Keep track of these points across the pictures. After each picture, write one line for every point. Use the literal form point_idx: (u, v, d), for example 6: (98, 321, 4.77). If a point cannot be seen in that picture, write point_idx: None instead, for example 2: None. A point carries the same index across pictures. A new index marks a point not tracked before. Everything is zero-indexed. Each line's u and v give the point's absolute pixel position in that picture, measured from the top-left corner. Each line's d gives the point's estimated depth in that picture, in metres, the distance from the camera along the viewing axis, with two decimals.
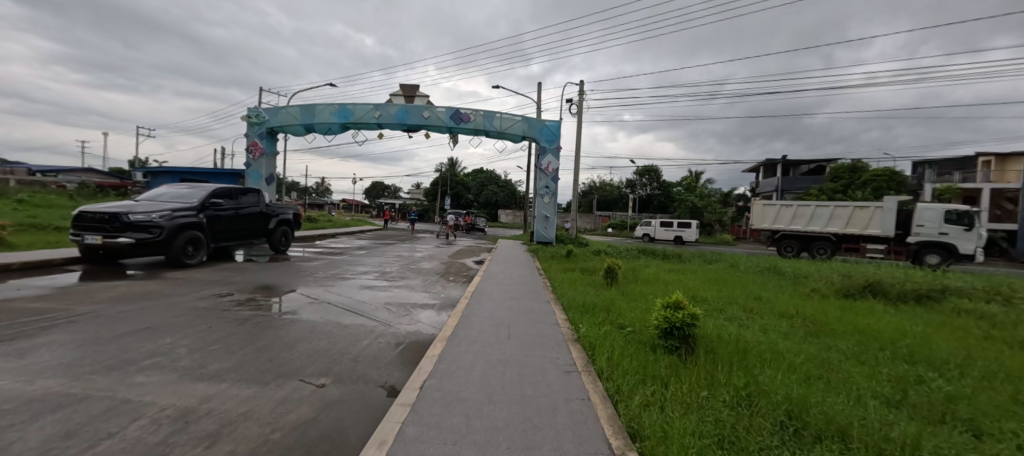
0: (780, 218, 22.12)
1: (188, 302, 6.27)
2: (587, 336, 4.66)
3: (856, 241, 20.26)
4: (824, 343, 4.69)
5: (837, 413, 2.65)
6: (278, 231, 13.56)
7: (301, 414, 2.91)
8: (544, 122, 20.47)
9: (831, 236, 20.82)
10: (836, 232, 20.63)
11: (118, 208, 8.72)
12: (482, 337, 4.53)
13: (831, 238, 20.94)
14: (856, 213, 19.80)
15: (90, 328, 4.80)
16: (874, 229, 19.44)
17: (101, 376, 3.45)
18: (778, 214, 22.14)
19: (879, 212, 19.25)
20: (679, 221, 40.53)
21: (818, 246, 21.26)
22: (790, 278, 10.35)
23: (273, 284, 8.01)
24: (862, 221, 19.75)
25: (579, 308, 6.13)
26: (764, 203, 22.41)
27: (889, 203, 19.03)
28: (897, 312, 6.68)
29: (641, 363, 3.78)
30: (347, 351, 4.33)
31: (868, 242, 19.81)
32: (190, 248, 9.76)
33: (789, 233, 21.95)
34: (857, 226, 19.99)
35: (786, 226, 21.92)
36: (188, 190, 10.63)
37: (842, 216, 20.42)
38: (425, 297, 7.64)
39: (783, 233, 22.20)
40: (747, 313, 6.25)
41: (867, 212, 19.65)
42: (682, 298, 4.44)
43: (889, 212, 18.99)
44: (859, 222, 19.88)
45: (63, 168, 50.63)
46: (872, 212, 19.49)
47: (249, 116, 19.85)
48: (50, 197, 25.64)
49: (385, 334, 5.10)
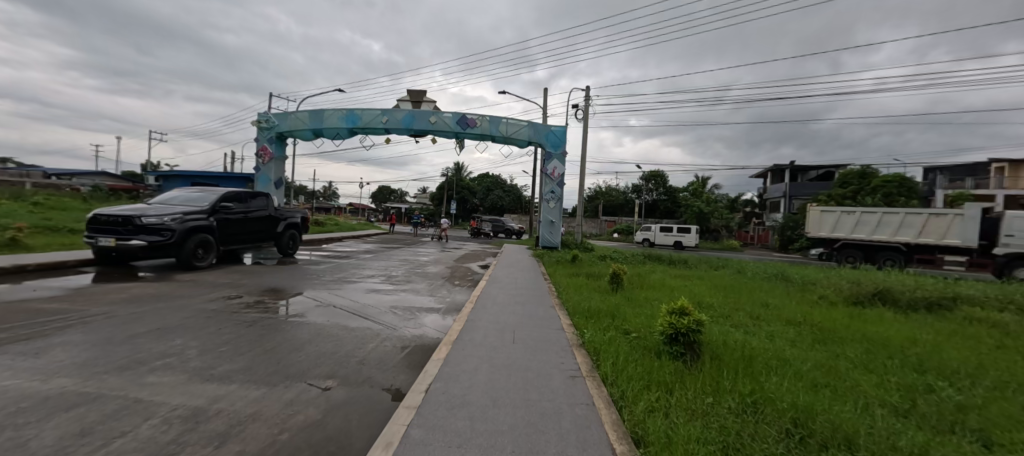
0: (841, 226, 21.94)
1: (196, 304, 6.36)
2: (592, 341, 4.65)
3: (931, 252, 19.48)
4: (829, 350, 4.65)
5: (843, 421, 2.63)
6: (286, 234, 13.73)
7: (308, 415, 2.95)
8: (550, 127, 20.55)
9: (900, 246, 20.20)
10: (907, 241, 20.07)
11: (131, 212, 8.92)
12: (487, 341, 4.56)
13: (902, 248, 20.30)
14: (931, 221, 19.27)
15: (103, 329, 4.89)
16: (952, 238, 18.64)
17: (115, 376, 3.52)
18: (841, 222, 21.92)
19: (957, 220, 18.47)
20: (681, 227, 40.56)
21: (885, 256, 20.72)
22: (798, 284, 10.27)
23: (280, 287, 8.11)
24: (938, 229, 19.12)
25: (583, 313, 6.12)
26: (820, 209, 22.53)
27: (971, 210, 18.20)
28: (908, 320, 6.61)
29: (645, 368, 3.79)
30: (354, 354, 4.38)
31: (946, 253, 18.95)
32: (200, 250, 9.90)
33: (852, 242, 21.67)
34: (931, 235, 19.32)
35: (849, 235, 21.76)
36: (199, 194, 10.82)
37: (913, 224, 19.92)
38: (430, 301, 7.69)
39: (845, 242, 21.95)
40: (753, 319, 6.20)
41: (944, 220, 18.97)
42: (687, 304, 4.43)
43: (970, 221, 18.17)
44: (934, 230, 19.21)
45: (77, 170, 51.62)
46: (950, 220, 18.77)
47: (259, 120, 20.17)
48: (65, 200, 26.19)
49: (390, 337, 5.14)
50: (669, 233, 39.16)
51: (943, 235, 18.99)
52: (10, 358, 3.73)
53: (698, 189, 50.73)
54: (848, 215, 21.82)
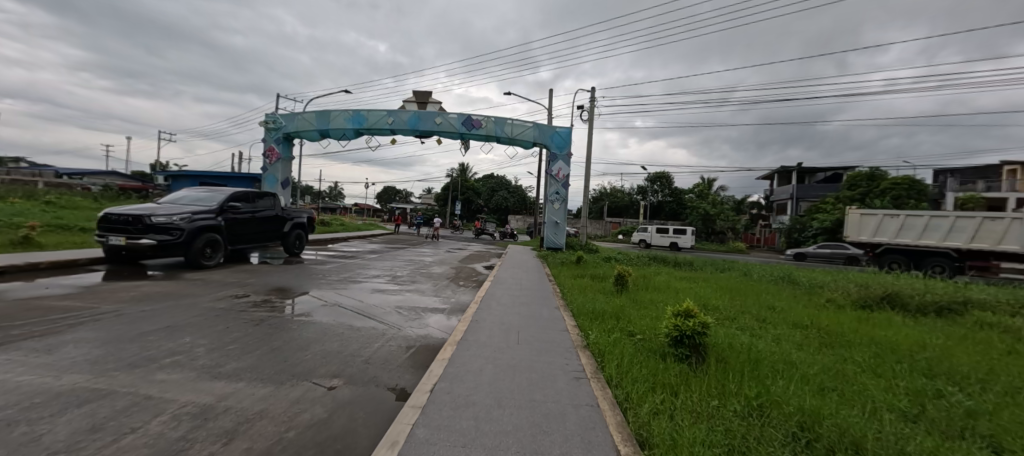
0: (883, 230, 19.76)
1: (205, 302, 6.45)
2: (597, 342, 4.66)
3: (985, 258, 17.66)
4: (836, 353, 4.63)
5: (851, 426, 2.61)
6: (292, 234, 13.85)
7: (315, 414, 2.98)
8: (555, 129, 20.53)
9: (950, 252, 18.18)
10: (958, 247, 18.03)
11: (141, 211, 9.05)
12: (492, 342, 4.57)
13: (951, 254, 18.26)
14: (986, 226, 17.27)
15: (113, 327, 4.96)
16: (1011, 244, 16.92)
17: (124, 373, 3.58)
18: (883, 227, 19.74)
19: (1016, 225, 16.67)
20: (677, 228, 40.32)
21: (932, 263, 18.64)
22: (805, 288, 10.11)
23: (286, 286, 8.20)
24: (995, 235, 17.19)
25: (589, 315, 6.10)
26: (861, 212, 20.27)
27: None
28: (917, 324, 6.50)
29: (650, 370, 3.79)
30: (359, 353, 4.41)
31: (1001, 259, 17.37)
32: (208, 250, 10.01)
33: (895, 247, 19.52)
34: (985, 240, 17.48)
35: (893, 240, 19.56)
36: (207, 194, 10.96)
37: (965, 229, 17.82)
38: (435, 301, 7.71)
39: (888, 247, 19.76)
40: (759, 322, 6.13)
41: (1000, 224, 17.08)
42: (693, 307, 4.42)
43: None
44: (989, 235, 17.36)
45: (88, 170, 52.21)
46: (1007, 225, 16.94)
47: (267, 122, 20.39)
48: (76, 200, 26.62)
49: (395, 337, 5.17)
50: (664, 234, 39.01)
51: (1000, 240, 17.23)
52: (23, 355, 3.79)
53: (704, 191, 50.34)
54: (891, 218, 19.51)
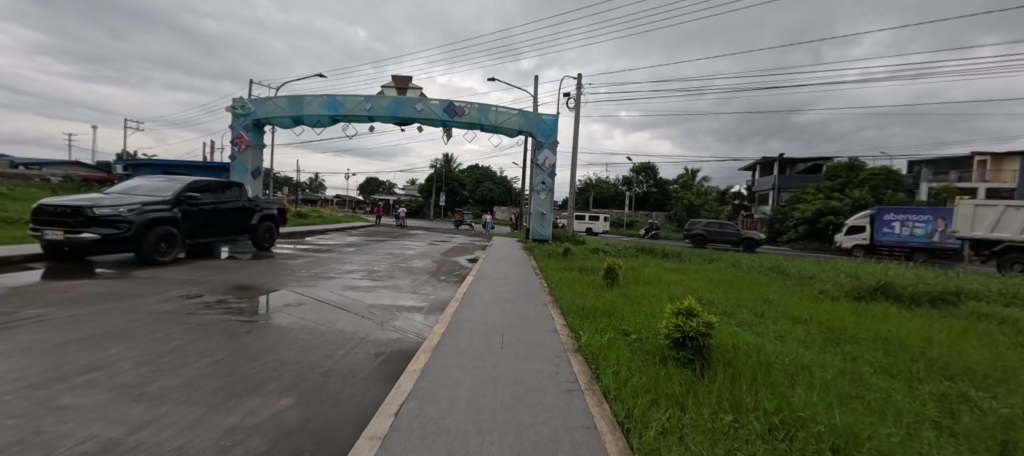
0: (1005, 225, 18.54)
1: (147, 303, 5.67)
2: (590, 344, 4.19)
3: None
4: (844, 352, 4.31)
5: (895, 449, 2.21)
6: (261, 226, 12.88)
7: (250, 447, 2.40)
8: (540, 116, 19.85)
9: None
10: None
11: (82, 202, 8.04)
12: (473, 346, 4.02)
13: None
14: None
15: (30, 335, 4.22)
16: None
17: (20, 397, 2.90)
18: (1004, 220, 18.60)
19: None
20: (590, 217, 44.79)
21: None
22: (795, 278, 9.95)
23: (248, 284, 7.46)
24: None
25: (579, 312, 5.65)
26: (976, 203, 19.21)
27: None
28: (915, 317, 6.34)
29: (652, 379, 3.35)
30: (320, 363, 3.79)
31: None
32: (163, 244, 9.09)
33: (1017, 246, 18.21)
34: None
35: (1015, 236, 18.33)
36: (163, 184, 10.00)
37: None
38: (413, 299, 7.07)
39: (1008, 246, 18.41)
40: (759, 318, 5.78)
41: None
42: (695, 304, 4.00)
43: None
44: None
45: (49, 160, 48.87)
46: None
47: (235, 107, 19.04)
48: (29, 191, 24.72)
49: (364, 342, 4.58)
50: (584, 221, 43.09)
51: None
52: None
53: (687, 182, 50.76)
54: (1014, 212, 18.41)
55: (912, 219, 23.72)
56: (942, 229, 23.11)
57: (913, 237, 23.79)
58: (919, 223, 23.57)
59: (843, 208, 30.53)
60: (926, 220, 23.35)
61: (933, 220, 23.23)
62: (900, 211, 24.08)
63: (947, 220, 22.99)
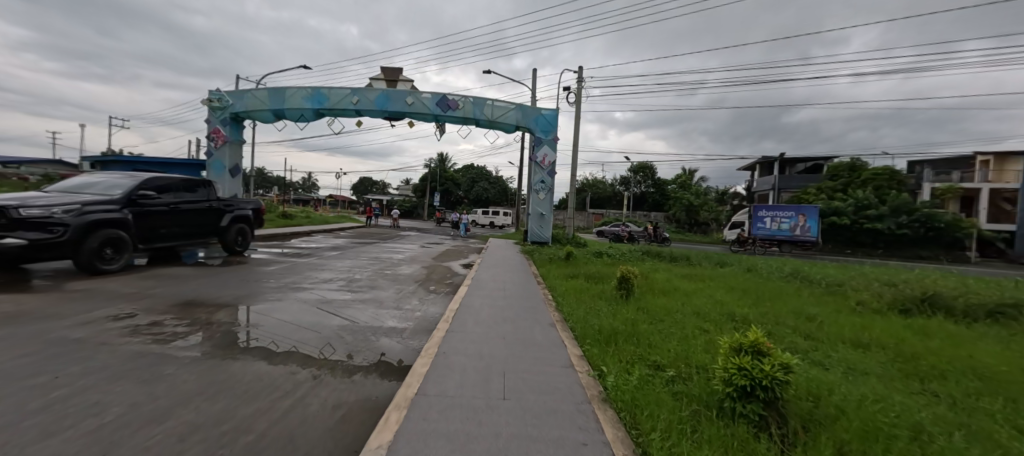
0: None
1: (60, 327, 4.54)
2: (620, 390, 3.17)
3: None
4: (946, 398, 3.33)
5: None
6: (233, 229, 11.71)
7: None
8: (539, 111, 18.85)
9: None
10: None
11: (4, 201, 6.77)
12: (464, 398, 2.95)
13: None
14: None
15: None
16: None
17: None
18: None
19: None
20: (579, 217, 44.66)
21: None
22: (823, 285, 9.08)
23: (202, 298, 6.36)
24: None
25: (596, 338, 4.62)
26: None
27: None
28: (981, 336, 5.47)
29: (722, 451, 2.32)
30: (251, 428, 2.68)
31: None
32: (109, 250, 7.95)
33: None
34: None
35: None
36: (115, 181, 8.82)
37: None
38: (394, 316, 6.01)
39: None
40: (810, 340, 4.86)
41: None
42: (761, 338, 3.05)
43: None
44: None
45: (28, 158, 46.95)
46: None
47: (211, 99, 17.78)
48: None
49: (323, 384, 3.49)
50: None
51: None
52: None
53: (686, 182, 50.17)
54: None
55: (780, 215, 28.49)
56: (802, 224, 27.97)
57: (780, 230, 28.41)
58: (785, 219, 28.38)
59: (847, 209, 29.49)
60: (790, 216, 28.22)
61: (796, 216, 28.18)
62: (771, 209, 28.64)
63: (806, 216, 28.09)
